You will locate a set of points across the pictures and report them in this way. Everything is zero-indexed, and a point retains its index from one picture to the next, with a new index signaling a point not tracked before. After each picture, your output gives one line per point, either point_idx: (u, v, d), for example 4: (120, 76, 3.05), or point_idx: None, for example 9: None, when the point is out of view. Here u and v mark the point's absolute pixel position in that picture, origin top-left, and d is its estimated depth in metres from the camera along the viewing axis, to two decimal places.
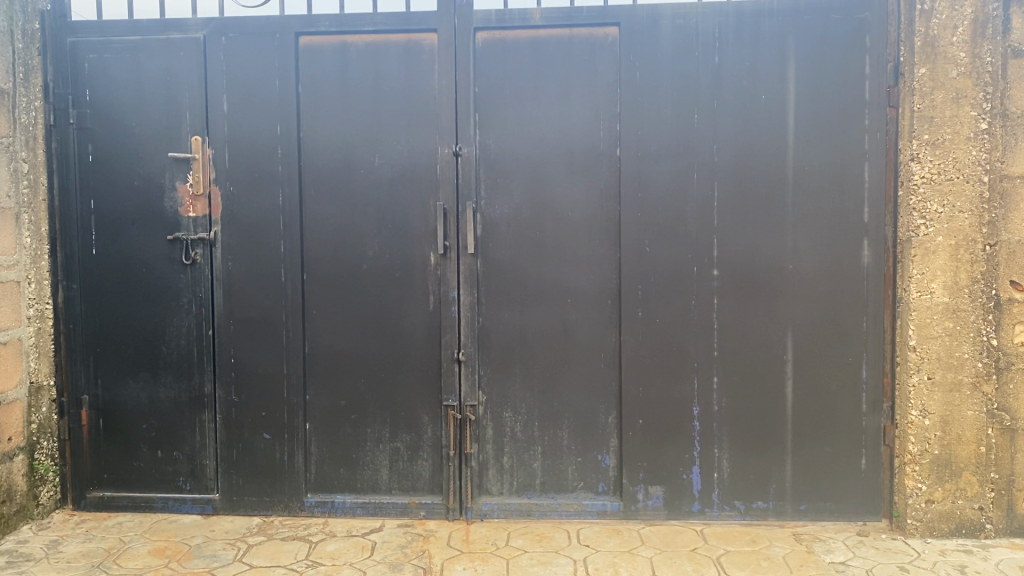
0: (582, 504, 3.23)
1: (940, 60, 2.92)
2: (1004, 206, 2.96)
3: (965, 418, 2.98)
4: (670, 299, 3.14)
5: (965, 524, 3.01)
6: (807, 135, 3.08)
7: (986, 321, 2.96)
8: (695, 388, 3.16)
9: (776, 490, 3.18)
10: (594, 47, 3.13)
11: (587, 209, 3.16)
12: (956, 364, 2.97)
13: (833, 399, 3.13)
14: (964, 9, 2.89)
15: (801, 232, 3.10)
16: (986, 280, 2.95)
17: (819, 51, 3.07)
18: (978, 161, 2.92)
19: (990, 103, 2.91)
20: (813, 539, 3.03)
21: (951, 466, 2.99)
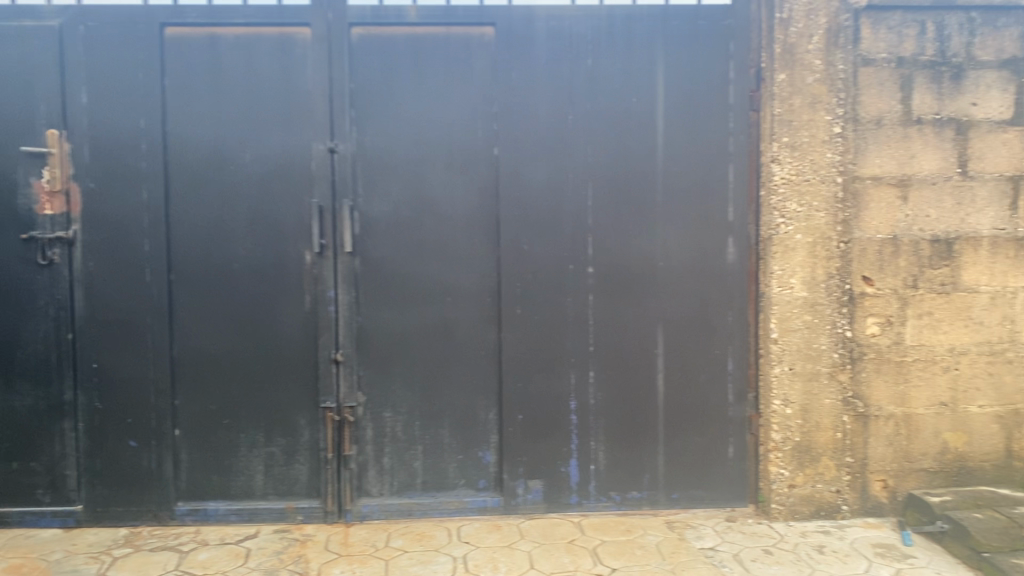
0: (462, 502, 3.24)
1: (797, 67, 3.09)
2: (856, 206, 3.14)
3: (823, 406, 3.16)
4: (547, 297, 3.19)
5: (823, 506, 3.19)
6: (676, 136, 3.19)
7: (840, 314, 3.15)
8: (572, 383, 3.22)
9: (650, 480, 3.28)
10: (470, 46, 3.14)
11: (465, 208, 3.17)
12: (814, 355, 3.15)
13: (702, 391, 3.26)
14: (818, 19, 3.08)
15: (671, 230, 3.20)
16: (840, 275, 3.14)
17: (686, 56, 3.17)
18: (833, 164, 3.11)
19: (843, 108, 3.11)
20: (684, 526, 3.14)
21: (810, 452, 3.17)
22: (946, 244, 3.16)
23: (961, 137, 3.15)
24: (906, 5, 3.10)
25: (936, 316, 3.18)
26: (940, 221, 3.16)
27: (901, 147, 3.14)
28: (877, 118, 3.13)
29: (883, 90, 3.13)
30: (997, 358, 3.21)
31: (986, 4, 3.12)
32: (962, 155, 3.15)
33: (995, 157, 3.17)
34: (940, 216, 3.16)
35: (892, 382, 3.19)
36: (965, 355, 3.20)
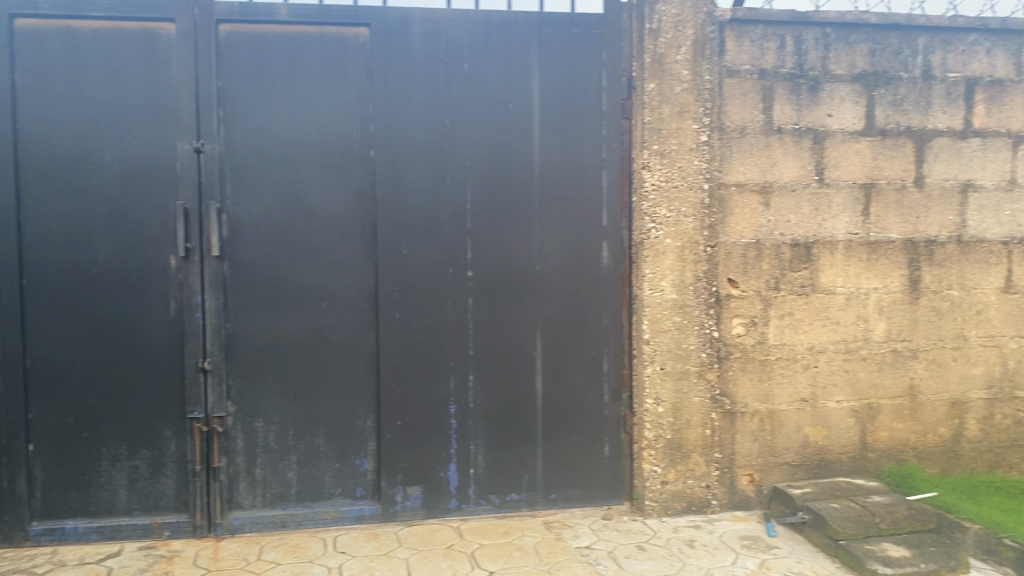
0: (339, 511, 3.18)
1: (666, 76, 3.19)
2: (721, 211, 3.26)
3: (692, 404, 3.27)
4: (424, 301, 3.17)
5: (694, 501, 3.30)
6: (551, 141, 3.23)
7: (708, 315, 3.27)
8: (451, 387, 3.21)
9: (528, 482, 3.30)
10: (344, 46, 3.09)
11: (340, 211, 3.11)
12: (683, 355, 3.26)
13: (578, 393, 3.31)
14: (686, 31, 3.19)
15: (548, 234, 3.24)
16: (707, 278, 3.26)
17: (560, 63, 3.22)
18: (700, 170, 3.22)
19: (710, 117, 3.23)
20: (561, 527, 3.19)
21: (681, 449, 3.27)
22: (805, 249, 3.33)
23: (817, 146, 3.32)
24: (766, 20, 3.25)
25: (796, 316, 3.34)
26: (799, 226, 3.32)
27: (763, 156, 3.28)
28: (740, 128, 3.27)
29: (746, 100, 3.26)
30: (852, 356, 3.39)
31: (839, 21, 3.30)
32: (818, 164, 3.32)
33: (849, 166, 3.35)
34: (799, 222, 3.32)
35: (757, 380, 3.33)
36: (823, 353, 3.37)
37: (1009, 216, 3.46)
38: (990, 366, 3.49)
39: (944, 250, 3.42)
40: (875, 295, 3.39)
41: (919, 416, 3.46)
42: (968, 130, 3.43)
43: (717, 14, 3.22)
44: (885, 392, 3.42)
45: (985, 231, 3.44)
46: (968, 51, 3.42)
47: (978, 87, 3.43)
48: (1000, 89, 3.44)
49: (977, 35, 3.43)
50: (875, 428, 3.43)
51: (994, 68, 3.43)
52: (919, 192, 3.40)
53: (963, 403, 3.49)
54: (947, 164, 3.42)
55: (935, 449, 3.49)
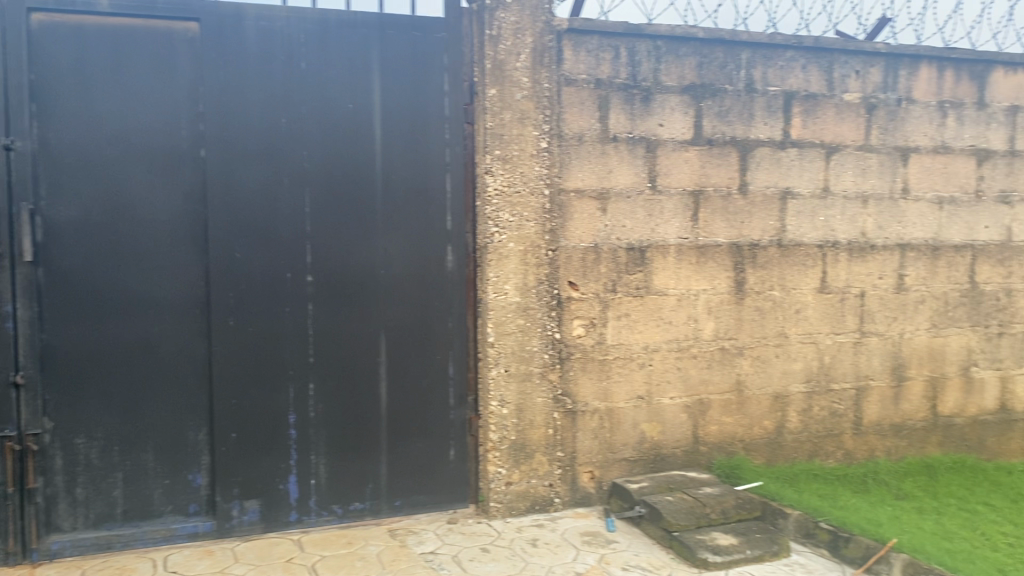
0: (170, 529, 3.03)
1: (506, 82, 3.23)
2: (561, 216, 3.34)
3: (535, 405, 3.32)
4: (261, 307, 3.07)
5: (537, 501, 3.35)
6: (393, 144, 3.20)
7: (550, 317, 3.33)
8: (291, 395, 3.12)
9: (372, 490, 3.26)
10: (172, 41, 2.95)
11: (169, 213, 2.97)
12: (526, 357, 3.30)
13: (423, 397, 3.29)
14: (525, 38, 3.25)
15: (391, 238, 3.21)
16: (548, 281, 3.32)
17: (402, 66, 3.20)
18: (540, 176, 3.28)
19: (549, 124, 3.30)
20: (406, 533, 3.16)
21: (525, 449, 3.32)
22: (639, 253, 3.45)
23: (650, 154, 3.45)
24: (602, 30, 3.35)
25: (632, 317, 3.46)
26: (634, 231, 3.44)
27: (599, 163, 3.38)
28: (578, 135, 3.35)
29: (583, 108, 3.35)
30: (684, 354, 3.55)
31: (669, 34, 3.45)
32: (652, 171, 3.46)
33: (680, 173, 3.50)
34: (634, 227, 3.44)
35: (596, 380, 3.43)
36: (658, 352, 3.50)
37: (823, 222, 3.72)
38: (807, 361, 3.74)
39: (766, 254, 3.63)
40: (704, 296, 3.56)
41: (746, 409, 3.66)
42: (786, 141, 3.66)
43: (554, 23, 3.29)
44: (714, 388, 3.60)
45: (802, 235, 3.68)
46: (786, 67, 3.65)
47: (795, 101, 3.66)
48: (814, 103, 3.69)
49: (793, 52, 3.66)
50: (706, 422, 3.60)
51: (808, 84, 3.68)
52: (742, 199, 3.60)
53: (785, 396, 3.71)
54: (767, 172, 3.63)
55: (760, 440, 3.69)
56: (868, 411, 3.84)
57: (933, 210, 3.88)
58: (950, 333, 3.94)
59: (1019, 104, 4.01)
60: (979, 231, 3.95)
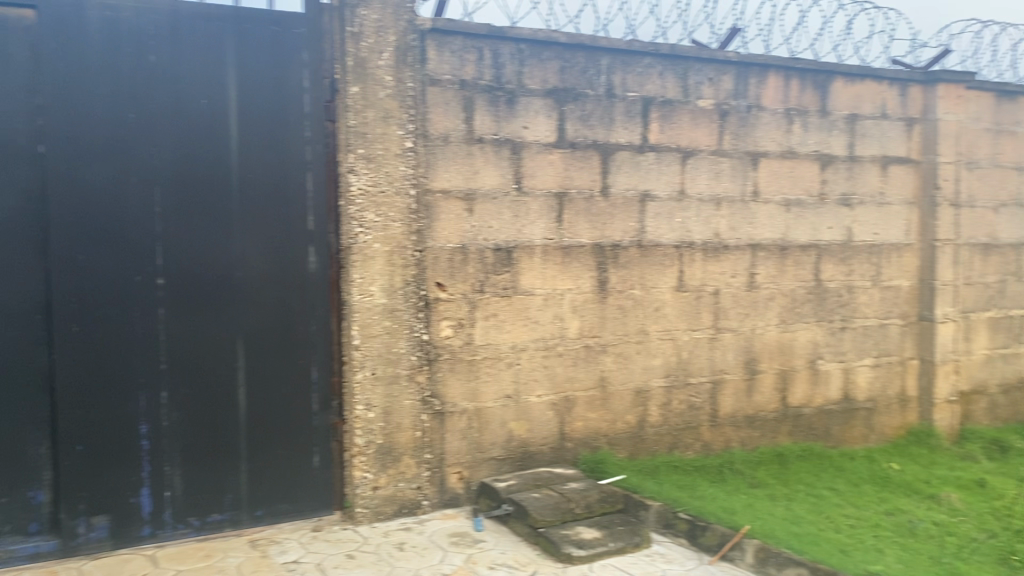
0: (8, 552, 2.82)
1: (369, 81, 3.19)
2: (427, 217, 3.32)
3: (402, 407, 3.29)
4: (109, 312, 2.91)
5: (405, 504, 3.32)
6: (250, 142, 3.10)
7: (416, 318, 3.31)
8: (142, 404, 2.97)
9: (232, 500, 3.14)
10: (5, 29, 2.75)
11: (4, 212, 2.77)
12: (393, 359, 3.27)
13: (285, 402, 3.20)
14: (388, 37, 3.22)
15: (249, 239, 3.11)
16: (415, 282, 3.30)
17: (259, 61, 3.10)
18: (405, 176, 3.25)
19: (414, 124, 3.27)
20: (268, 543, 3.06)
21: (392, 453, 3.28)
22: (506, 253, 3.47)
23: (515, 155, 3.48)
24: (465, 31, 3.36)
25: (499, 317, 3.48)
26: (501, 231, 3.46)
27: (465, 163, 3.39)
28: (443, 135, 3.34)
29: (448, 108, 3.35)
30: (550, 352, 3.60)
31: (532, 37, 3.49)
32: (516, 172, 3.49)
33: (544, 175, 3.55)
34: (500, 227, 3.46)
35: (464, 380, 3.43)
36: (524, 351, 3.54)
37: (680, 223, 3.85)
38: (667, 357, 3.86)
39: (627, 254, 3.73)
40: (569, 296, 3.62)
41: (609, 405, 3.74)
42: (645, 144, 3.78)
43: (417, 23, 3.28)
44: (579, 385, 3.67)
45: (661, 236, 3.80)
46: (643, 73, 3.76)
47: (652, 106, 3.78)
48: (671, 108, 3.82)
49: (650, 59, 3.78)
50: (571, 419, 3.67)
51: (665, 90, 3.81)
52: (604, 200, 3.68)
53: (646, 391, 3.82)
54: (628, 175, 3.73)
55: (624, 434, 3.79)
56: (723, 404, 4.00)
57: (781, 212, 4.09)
58: (798, 328, 4.17)
59: (857, 113, 4.27)
60: (822, 231, 4.19)
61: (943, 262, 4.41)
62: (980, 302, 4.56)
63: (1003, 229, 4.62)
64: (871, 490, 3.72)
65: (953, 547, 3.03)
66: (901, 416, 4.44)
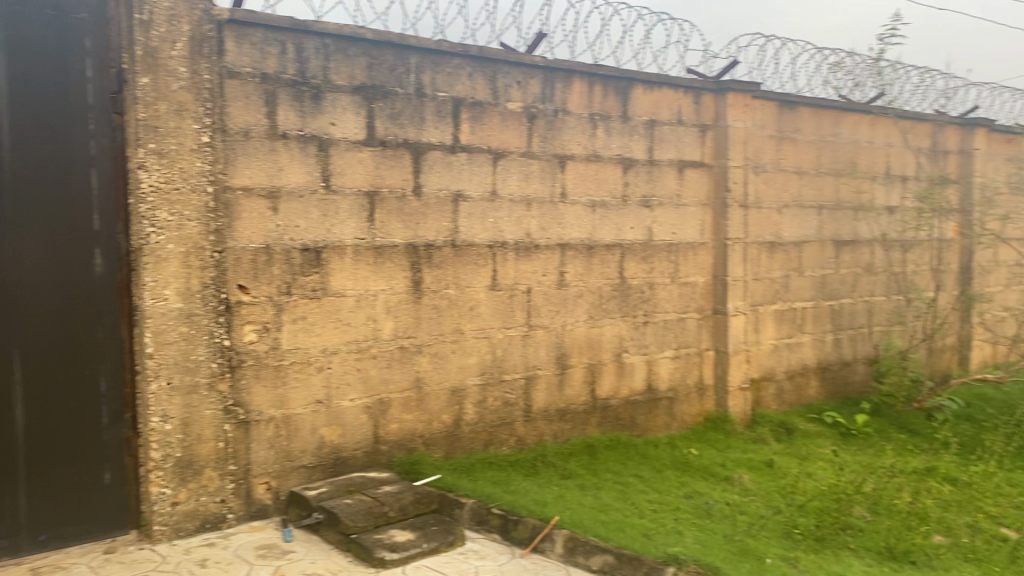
0: None
1: (160, 72, 3.00)
2: (228, 216, 3.17)
3: (203, 418, 3.12)
4: None
5: (208, 519, 3.16)
6: (24, 134, 2.84)
7: (217, 323, 3.15)
8: None
9: (9, 527, 2.86)
10: None
11: None
12: (192, 367, 3.10)
13: (70, 417, 2.96)
14: (180, 26, 3.04)
15: (24, 240, 2.85)
16: (215, 285, 3.14)
17: (32, 46, 2.84)
18: (203, 173, 3.09)
19: (211, 118, 3.11)
20: (52, 570, 2.82)
21: (192, 466, 3.11)
22: (315, 253, 3.38)
23: (322, 153, 3.39)
24: (266, 23, 3.24)
25: (308, 320, 3.37)
26: (309, 231, 3.36)
27: (268, 160, 3.26)
28: (244, 131, 3.20)
29: (248, 103, 3.21)
30: (362, 355, 3.52)
31: (337, 33, 3.41)
32: (324, 170, 3.39)
33: (353, 173, 3.47)
34: (308, 227, 3.35)
35: (271, 387, 3.29)
36: (335, 355, 3.45)
37: (491, 223, 3.89)
38: (482, 355, 3.90)
39: (441, 253, 3.72)
40: (382, 296, 3.56)
41: (424, 405, 3.72)
42: (456, 145, 3.78)
43: (214, 13, 3.12)
44: (393, 387, 3.62)
45: (473, 235, 3.83)
46: (452, 73, 3.76)
47: (462, 106, 3.79)
48: (480, 110, 3.85)
49: (460, 60, 3.79)
50: (385, 422, 3.61)
51: (474, 91, 3.83)
52: (416, 200, 3.65)
53: (461, 389, 3.84)
54: (439, 175, 3.72)
55: (439, 434, 3.78)
56: (536, 399, 4.09)
57: (587, 213, 4.23)
58: (605, 324, 4.33)
59: (656, 118, 4.49)
60: (626, 231, 4.37)
61: (735, 259, 4.72)
62: (767, 296, 4.92)
63: (787, 228, 5.00)
64: (673, 475, 3.92)
65: (744, 525, 3.25)
66: (700, 404, 4.72)
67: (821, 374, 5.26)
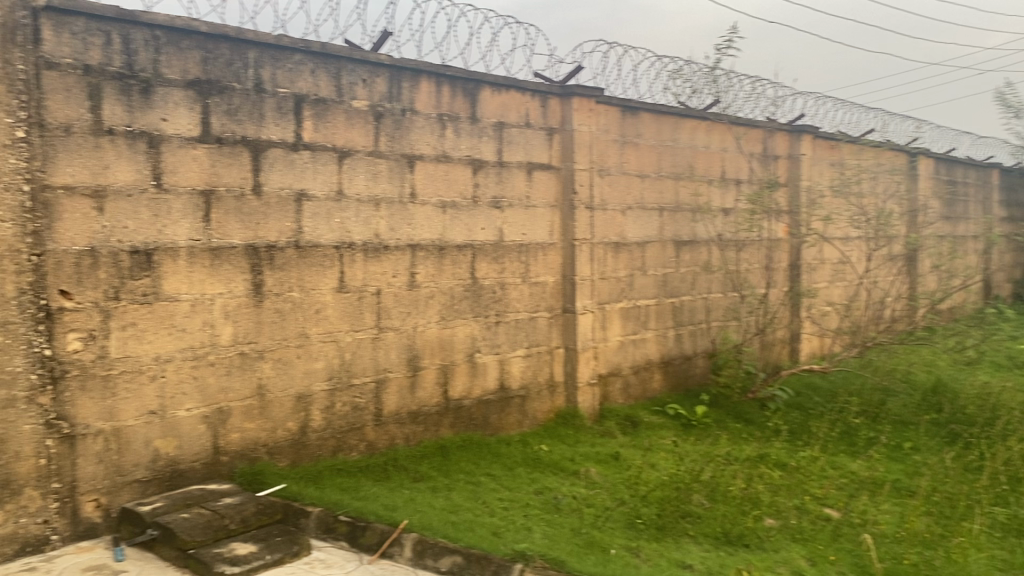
0: None
1: None
2: (46, 216, 2.96)
3: (21, 433, 2.92)
4: None
5: (28, 542, 2.95)
6: None
7: (35, 331, 2.95)
8: None
9: None
10: None
11: None
12: (8, 379, 2.90)
13: None
14: None
15: None
16: (33, 290, 2.94)
17: None
18: (18, 171, 2.90)
19: (25, 111, 2.92)
20: None
21: (10, 485, 2.90)
22: (145, 256, 3.20)
23: (153, 150, 3.21)
24: (89, 12, 3.05)
25: (139, 326, 3.19)
26: (138, 232, 3.18)
27: (91, 157, 3.06)
28: (65, 125, 3.00)
29: (69, 96, 3.01)
30: (200, 362, 3.36)
31: (168, 24, 3.25)
32: (155, 167, 3.22)
33: (187, 171, 3.31)
34: (137, 228, 3.17)
35: (99, 398, 3.10)
36: (170, 363, 3.28)
37: (338, 223, 3.79)
38: (329, 359, 3.78)
39: (284, 255, 3.59)
40: (220, 300, 3.40)
41: (268, 412, 3.59)
42: (299, 143, 3.66)
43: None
44: (234, 395, 3.47)
45: (319, 236, 3.71)
46: (294, 69, 3.64)
47: (305, 104, 3.68)
48: (324, 107, 3.74)
49: (301, 56, 3.67)
50: (226, 431, 3.46)
51: (317, 88, 3.72)
52: (256, 199, 3.50)
53: (307, 396, 3.71)
54: (281, 174, 3.58)
55: (284, 442, 3.65)
56: (387, 402, 4.00)
57: (437, 213, 4.20)
58: (456, 325, 4.30)
59: (504, 120, 4.51)
60: (476, 231, 4.38)
61: (582, 259, 4.83)
62: (613, 295, 5.08)
63: (630, 229, 5.17)
64: (524, 472, 3.97)
65: (590, 518, 3.33)
66: (551, 401, 4.78)
67: (664, 368, 5.46)
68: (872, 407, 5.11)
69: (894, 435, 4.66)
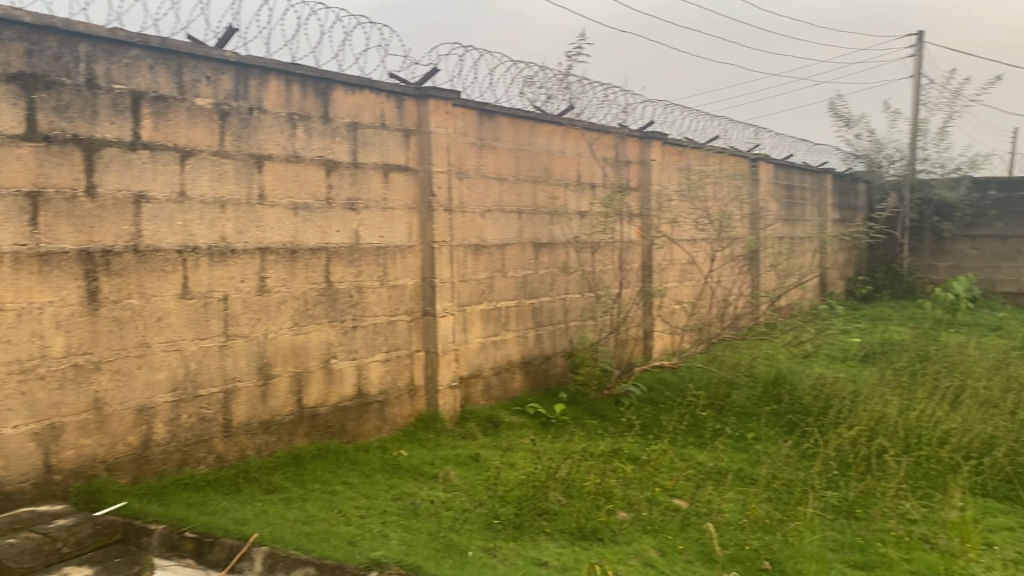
0: None
1: None
2: None
3: None
4: None
5: None
6: None
7: None
8: None
9: None
10: None
11: None
12: None
13: None
14: None
15: None
16: None
17: None
18: None
19: None
20: None
21: None
22: None
23: None
24: None
25: None
26: None
27: None
28: None
29: None
30: (28, 376, 3.12)
31: None
32: None
33: (10, 171, 3.07)
34: None
35: None
36: None
37: (181, 227, 3.60)
38: (173, 369, 3.59)
39: (121, 260, 3.39)
40: (50, 309, 3.17)
41: (106, 427, 3.37)
42: (137, 142, 3.46)
43: None
44: (67, 410, 3.24)
45: (159, 240, 3.51)
46: (131, 65, 3.44)
47: (144, 101, 3.48)
48: (164, 105, 3.55)
49: (138, 50, 3.48)
50: (59, 448, 3.23)
51: (157, 85, 3.52)
52: (90, 201, 3.29)
53: (150, 408, 3.51)
54: (117, 174, 3.38)
55: (125, 458, 3.44)
56: (237, 413, 3.84)
57: (288, 215, 4.04)
58: (311, 330, 4.15)
59: (358, 120, 4.40)
60: (331, 235, 4.24)
61: (441, 261, 4.77)
62: (473, 297, 5.07)
63: (489, 231, 5.19)
64: (382, 478, 3.92)
65: (448, 521, 3.32)
66: (412, 405, 4.70)
67: (524, 368, 5.51)
68: (718, 400, 5.35)
69: (738, 426, 4.89)
